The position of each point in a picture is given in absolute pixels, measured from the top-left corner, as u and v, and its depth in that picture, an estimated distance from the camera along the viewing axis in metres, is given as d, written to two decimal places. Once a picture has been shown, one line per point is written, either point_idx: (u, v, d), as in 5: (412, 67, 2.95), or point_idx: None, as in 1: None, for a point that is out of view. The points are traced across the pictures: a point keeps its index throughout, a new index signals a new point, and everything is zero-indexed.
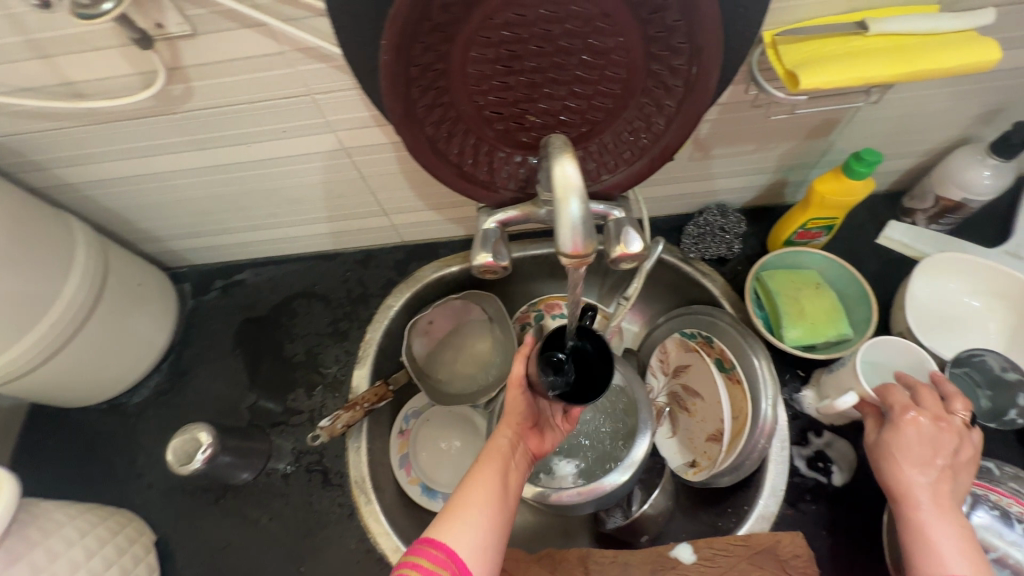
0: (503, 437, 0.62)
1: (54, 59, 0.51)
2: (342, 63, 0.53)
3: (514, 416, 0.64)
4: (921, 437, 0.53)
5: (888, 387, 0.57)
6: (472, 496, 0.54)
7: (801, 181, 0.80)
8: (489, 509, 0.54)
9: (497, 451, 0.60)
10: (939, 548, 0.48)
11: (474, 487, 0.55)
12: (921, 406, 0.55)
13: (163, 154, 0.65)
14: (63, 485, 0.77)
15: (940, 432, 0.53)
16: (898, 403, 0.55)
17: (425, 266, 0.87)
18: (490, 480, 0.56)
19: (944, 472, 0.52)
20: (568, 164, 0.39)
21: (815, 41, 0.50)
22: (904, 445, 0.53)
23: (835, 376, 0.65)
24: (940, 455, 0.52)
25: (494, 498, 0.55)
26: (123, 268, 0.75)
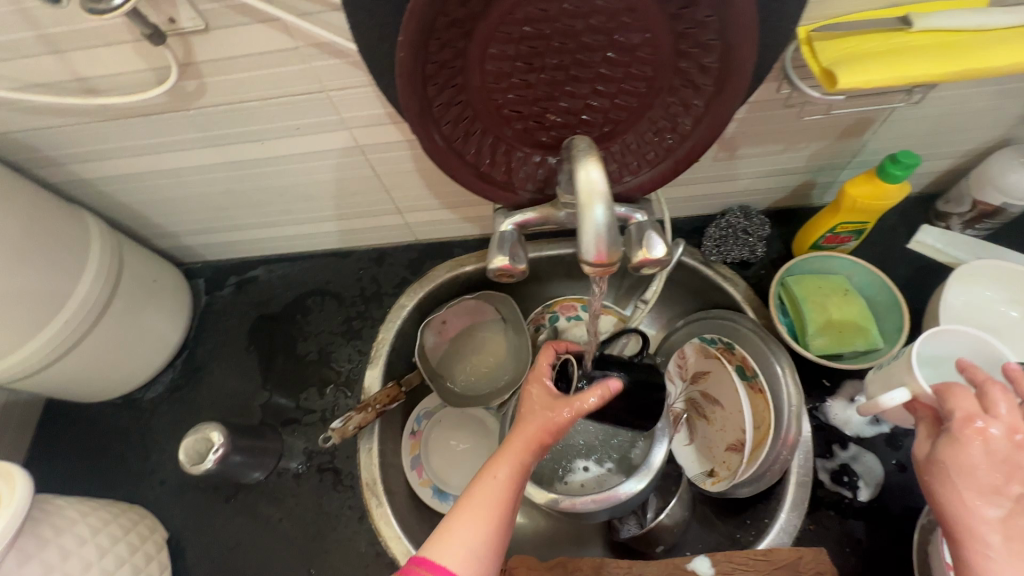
0: (523, 438, 0.51)
1: (66, 55, 0.50)
2: (357, 59, 0.52)
3: (542, 420, 0.52)
4: (989, 455, 0.43)
5: (953, 387, 0.48)
6: (472, 514, 0.47)
7: (829, 182, 0.77)
8: (490, 533, 0.46)
9: (512, 456, 0.50)
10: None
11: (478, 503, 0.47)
12: (992, 413, 0.45)
13: (176, 151, 0.64)
14: (79, 479, 0.78)
15: (1016, 450, 0.43)
16: (959, 413, 0.46)
17: (438, 265, 0.86)
18: (497, 497, 0.48)
19: (1022, 504, 0.41)
20: (594, 167, 0.37)
21: (853, 38, 0.47)
22: (964, 463, 0.44)
23: (887, 370, 0.58)
24: (1015, 478, 0.42)
25: (497, 520, 0.47)
26: (138, 264, 0.75)
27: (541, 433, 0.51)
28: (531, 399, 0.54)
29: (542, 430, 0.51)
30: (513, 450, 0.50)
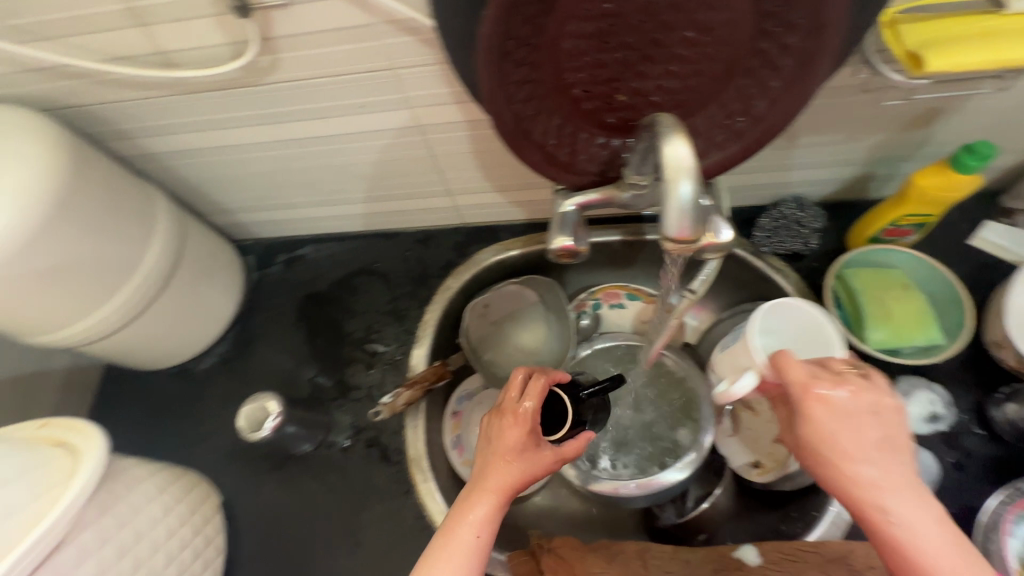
0: (491, 486, 0.50)
1: (150, 28, 0.52)
2: (429, 36, 0.52)
3: (513, 469, 0.51)
4: (844, 415, 0.41)
5: (785, 359, 0.45)
6: (442, 572, 0.44)
7: (889, 175, 0.75)
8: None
9: (482, 506, 0.48)
10: (930, 562, 0.36)
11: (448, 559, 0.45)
12: (833, 379, 0.43)
13: (242, 126, 0.66)
14: (136, 444, 0.81)
15: (884, 411, 0.41)
16: (791, 379, 0.44)
17: (484, 249, 0.86)
18: (469, 551, 0.46)
19: (883, 454, 0.40)
20: (681, 144, 0.37)
21: (939, 21, 0.46)
22: (843, 427, 0.40)
23: (733, 353, 0.59)
24: (889, 434, 0.40)
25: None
26: (198, 237, 0.77)
27: (512, 481, 0.50)
28: (495, 438, 0.53)
29: (512, 478, 0.50)
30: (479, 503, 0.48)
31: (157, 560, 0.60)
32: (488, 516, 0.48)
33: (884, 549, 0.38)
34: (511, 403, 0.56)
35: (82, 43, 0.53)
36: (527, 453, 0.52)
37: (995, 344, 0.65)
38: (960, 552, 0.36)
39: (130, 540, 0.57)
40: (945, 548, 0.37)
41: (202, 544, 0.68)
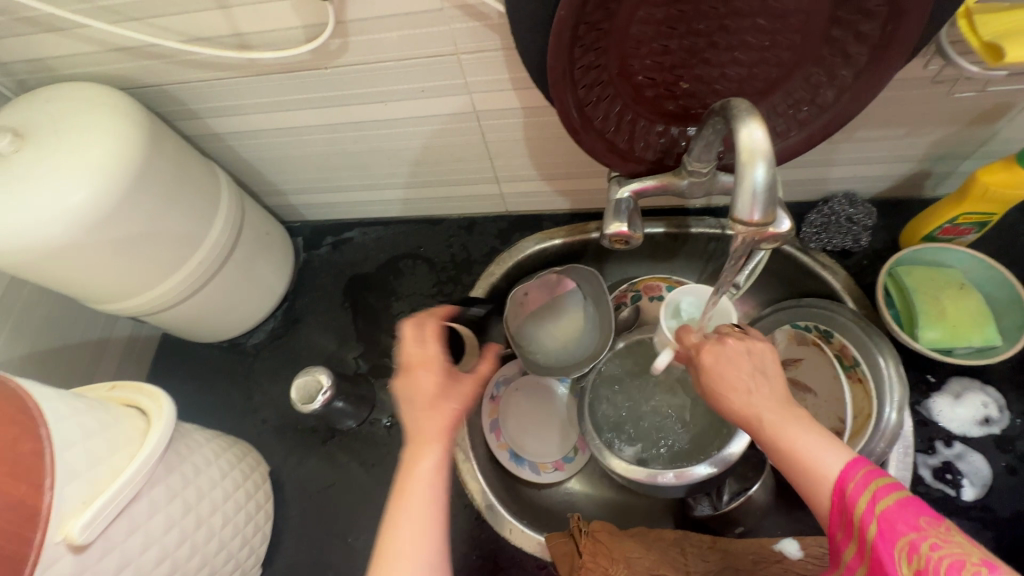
0: (433, 434, 0.51)
1: (232, 10, 0.54)
2: (497, 22, 0.53)
3: (442, 412, 0.52)
4: (724, 358, 0.53)
5: (683, 334, 0.60)
6: (409, 521, 0.46)
7: (947, 173, 0.73)
8: (436, 535, 0.46)
9: (429, 455, 0.49)
10: (813, 457, 0.44)
11: (412, 511, 0.46)
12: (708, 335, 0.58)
13: (304, 109, 0.68)
14: (190, 412, 0.85)
15: (735, 353, 0.53)
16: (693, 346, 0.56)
17: (527, 237, 0.87)
18: (432, 497, 0.47)
19: (758, 381, 0.51)
20: (756, 128, 0.37)
21: (1019, 12, 0.45)
22: (725, 367, 0.52)
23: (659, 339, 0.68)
24: (762, 367, 0.52)
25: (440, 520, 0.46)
26: (254, 216, 0.80)
27: (450, 423, 0.52)
28: (419, 390, 0.54)
29: (447, 424, 0.52)
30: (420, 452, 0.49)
31: (216, 520, 0.63)
32: (439, 461, 0.49)
33: (783, 460, 0.46)
34: (414, 354, 0.57)
35: (167, 24, 0.56)
36: (447, 395, 0.54)
37: None
38: (826, 442, 0.44)
39: (193, 499, 0.60)
40: (821, 443, 0.44)
41: (254, 509, 0.71)
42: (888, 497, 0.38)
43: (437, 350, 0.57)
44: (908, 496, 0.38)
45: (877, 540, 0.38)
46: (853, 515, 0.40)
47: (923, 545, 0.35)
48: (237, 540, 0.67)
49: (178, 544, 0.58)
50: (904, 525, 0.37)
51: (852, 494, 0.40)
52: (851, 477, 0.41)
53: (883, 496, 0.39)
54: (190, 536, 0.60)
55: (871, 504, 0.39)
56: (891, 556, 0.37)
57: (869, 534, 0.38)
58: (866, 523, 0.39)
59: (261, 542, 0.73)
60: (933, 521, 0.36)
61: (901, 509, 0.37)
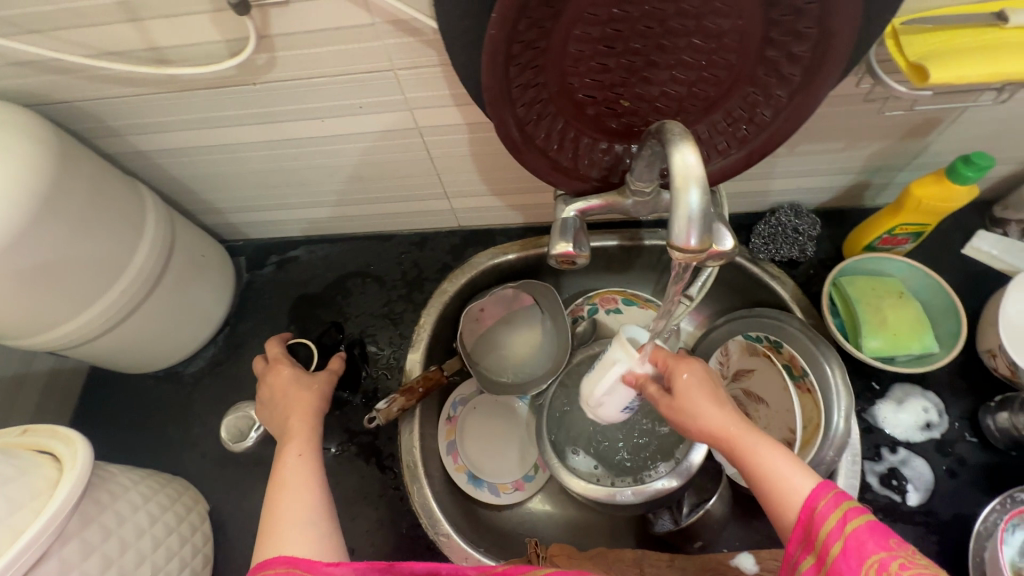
0: (299, 436, 0.59)
1: (143, 23, 0.50)
2: (432, 37, 0.51)
3: (307, 395, 0.64)
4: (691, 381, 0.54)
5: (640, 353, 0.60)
6: (285, 501, 0.52)
7: (885, 184, 0.75)
8: (311, 505, 0.52)
9: (294, 446, 0.57)
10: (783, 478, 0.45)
11: (291, 489, 0.53)
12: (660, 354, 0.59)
13: (233, 126, 0.64)
14: (121, 448, 0.79)
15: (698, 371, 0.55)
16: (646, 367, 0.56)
17: (480, 252, 0.86)
18: (303, 476, 0.54)
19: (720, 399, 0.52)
20: (689, 152, 0.37)
21: (943, 33, 0.46)
22: (689, 385, 0.53)
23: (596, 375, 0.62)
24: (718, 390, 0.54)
25: (310, 495, 0.52)
26: (187, 238, 0.75)
27: (315, 406, 0.63)
28: (274, 388, 0.66)
29: (307, 416, 0.61)
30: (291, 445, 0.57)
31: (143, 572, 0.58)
32: (308, 452, 0.57)
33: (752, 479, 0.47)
34: (264, 369, 0.68)
35: (73, 37, 0.52)
36: (301, 383, 0.65)
37: (989, 353, 0.66)
38: (794, 464, 0.46)
39: (115, 551, 0.56)
40: (789, 464, 0.46)
41: (189, 554, 0.66)
42: (857, 519, 0.39)
43: (279, 347, 0.70)
44: (875, 521, 0.39)
45: (839, 559, 0.38)
46: (820, 533, 0.40)
47: (892, 564, 0.36)
48: None
49: None
50: (873, 545, 0.38)
51: (821, 513, 0.41)
52: (821, 497, 0.42)
53: (853, 516, 0.40)
54: None
55: (841, 523, 0.40)
56: (854, 572, 0.37)
57: (833, 550, 0.39)
58: (833, 538, 0.39)
59: None
60: (902, 545, 0.37)
61: (869, 531, 0.38)
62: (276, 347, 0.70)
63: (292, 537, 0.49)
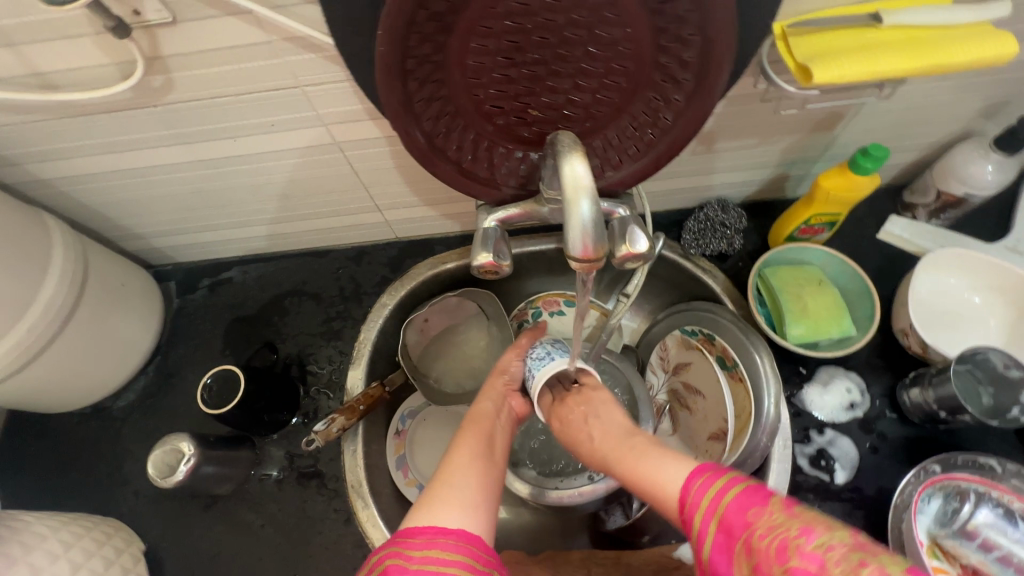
0: (482, 421, 0.56)
1: (20, 48, 0.47)
2: (333, 53, 0.50)
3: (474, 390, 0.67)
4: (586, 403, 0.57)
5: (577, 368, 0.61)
6: (458, 477, 0.47)
7: (803, 175, 0.78)
8: (479, 493, 0.46)
9: (472, 450, 0.51)
10: (662, 475, 0.43)
11: (453, 484, 0.46)
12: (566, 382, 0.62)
13: (141, 149, 0.62)
14: (44, 493, 0.75)
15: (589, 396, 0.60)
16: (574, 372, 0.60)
17: (419, 263, 0.85)
18: (470, 467, 0.48)
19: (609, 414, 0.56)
20: (578, 163, 0.38)
21: (826, 33, 0.49)
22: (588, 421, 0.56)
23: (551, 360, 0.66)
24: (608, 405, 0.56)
25: (485, 470, 0.48)
26: (103, 267, 0.72)
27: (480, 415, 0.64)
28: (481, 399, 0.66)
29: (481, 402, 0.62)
30: (499, 382, 0.63)
31: None
32: (475, 446, 0.52)
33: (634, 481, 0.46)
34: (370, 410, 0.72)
35: None
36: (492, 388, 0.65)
37: (902, 332, 0.69)
38: (673, 461, 0.44)
39: None
40: (670, 462, 0.44)
41: None
42: (726, 496, 0.37)
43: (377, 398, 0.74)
44: (738, 495, 0.36)
45: (715, 548, 0.36)
46: (695, 526, 0.38)
47: (756, 538, 0.34)
48: None
49: None
50: (742, 517, 0.35)
51: (692, 507, 0.39)
52: (694, 487, 0.39)
53: (722, 495, 0.37)
54: None
55: (708, 512, 0.37)
56: (728, 550, 0.35)
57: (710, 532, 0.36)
58: (707, 525, 0.37)
59: None
60: (775, 509, 0.35)
61: (739, 504, 0.36)
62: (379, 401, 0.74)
63: (449, 505, 0.44)
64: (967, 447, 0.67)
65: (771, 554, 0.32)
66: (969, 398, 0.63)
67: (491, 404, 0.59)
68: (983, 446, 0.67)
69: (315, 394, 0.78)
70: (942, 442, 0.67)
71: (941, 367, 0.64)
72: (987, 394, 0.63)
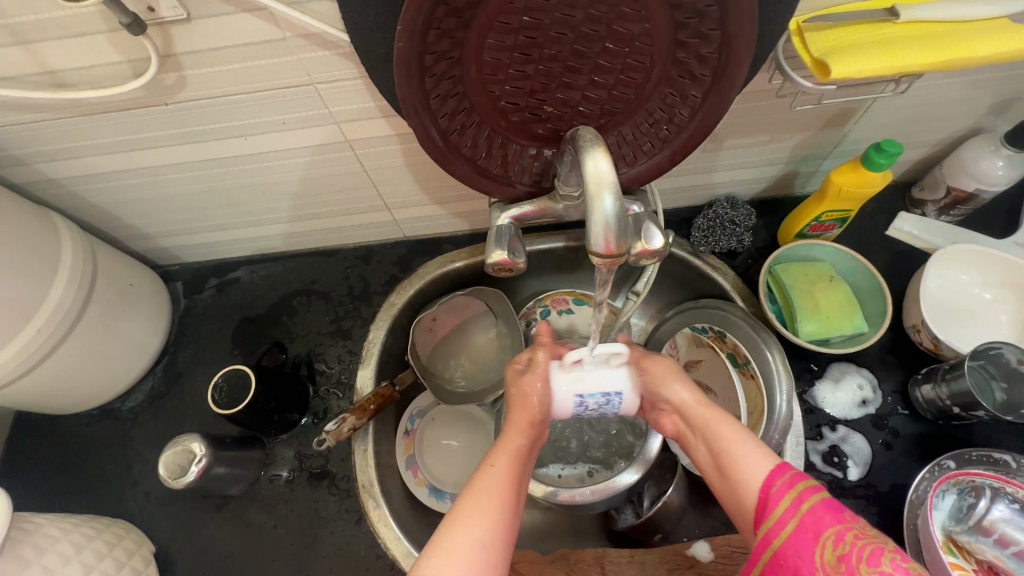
0: (507, 453, 0.53)
1: (33, 46, 0.47)
2: (347, 50, 0.50)
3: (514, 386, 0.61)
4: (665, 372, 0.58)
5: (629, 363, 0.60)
6: (478, 523, 0.44)
7: (813, 172, 0.78)
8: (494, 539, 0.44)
9: (494, 488, 0.48)
10: (746, 470, 0.48)
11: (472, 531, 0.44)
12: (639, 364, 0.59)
13: (151, 148, 0.61)
14: (53, 495, 0.74)
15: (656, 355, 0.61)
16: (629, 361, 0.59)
17: (428, 262, 0.84)
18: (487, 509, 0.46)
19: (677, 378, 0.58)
20: (601, 158, 0.38)
21: (843, 28, 0.49)
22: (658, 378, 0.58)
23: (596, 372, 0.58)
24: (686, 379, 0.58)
25: (502, 517, 0.46)
26: (112, 267, 0.71)
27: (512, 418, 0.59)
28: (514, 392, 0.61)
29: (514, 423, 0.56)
30: (523, 414, 0.57)
31: None
32: (505, 488, 0.48)
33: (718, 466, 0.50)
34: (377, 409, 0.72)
35: None
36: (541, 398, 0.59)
37: (914, 328, 0.69)
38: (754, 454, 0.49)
39: None
40: (755, 454, 0.49)
41: None
42: (813, 496, 0.42)
43: (387, 399, 0.74)
44: (829, 498, 0.42)
45: (796, 532, 0.41)
46: (776, 511, 0.43)
47: (847, 535, 0.39)
48: None
49: None
50: (831, 519, 0.40)
51: (778, 493, 0.44)
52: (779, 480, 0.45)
53: (810, 493, 0.42)
54: None
55: (796, 503, 0.42)
56: (808, 543, 0.40)
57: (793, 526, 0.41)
58: (791, 516, 0.42)
59: None
60: (855, 519, 0.40)
61: (826, 509, 0.41)
62: (387, 400, 0.74)
63: (460, 552, 0.42)
64: (979, 443, 0.67)
65: (862, 557, 0.37)
66: (982, 392, 0.63)
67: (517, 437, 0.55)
68: (996, 442, 0.67)
69: (324, 393, 0.78)
70: (955, 438, 0.67)
71: (954, 363, 0.64)
72: (1000, 387, 0.63)
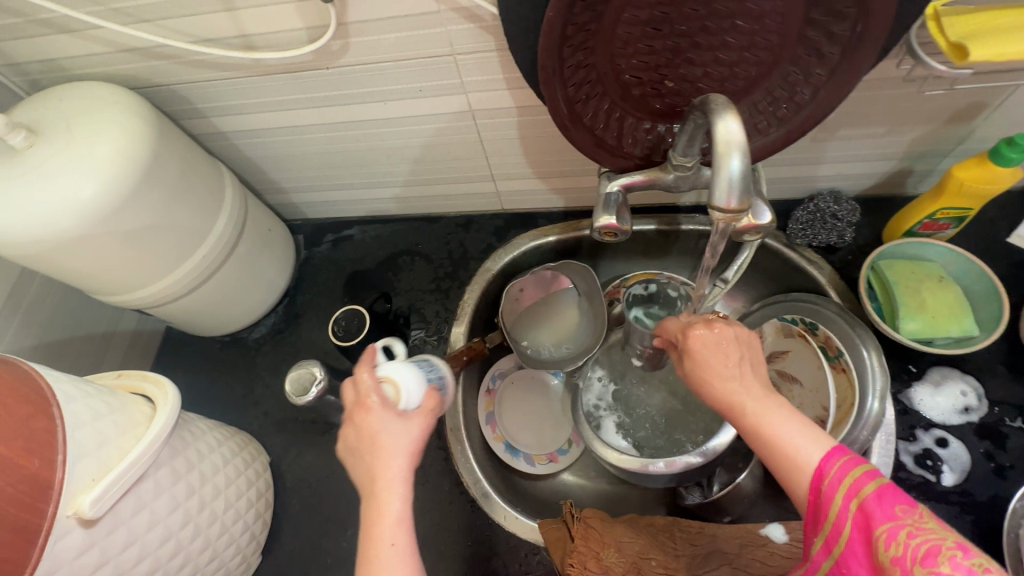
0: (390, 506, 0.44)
1: (237, 12, 0.56)
2: (491, 24, 0.56)
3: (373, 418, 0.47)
4: (713, 343, 0.51)
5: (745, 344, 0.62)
6: None
7: (929, 170, 0.76)
8: None
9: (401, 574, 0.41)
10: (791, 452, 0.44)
11: None
12: None
13: (303, 108, 0.71)
14: (191, 405, 0.86)
15: None
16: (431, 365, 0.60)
17: (522, 234, 0.90)
18: None
19: None
20: (732, 121, 0.41)
21: (983, 14, 0.48)
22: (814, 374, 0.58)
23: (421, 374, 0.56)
24: (753, 366, 0.50)
25: None
26: (257, 213, 0.83)
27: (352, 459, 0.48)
28: (361, 432, 0.47)
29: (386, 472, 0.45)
30: (398, 470, 0.45)
31: (217, 504, 0.65)
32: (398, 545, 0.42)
33: None
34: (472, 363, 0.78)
35: (177, 25, 0.59)
36: (398, 426, 0.47)
37: None
38: (801, 428, 0.44)
39: (196, 483, 0.62)
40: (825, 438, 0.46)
41: (254, 496, 0.72)
42: (867, 484, 0.39)
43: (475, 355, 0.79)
44: (886, 485, 0.38)
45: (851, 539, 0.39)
46: (831, 511, 0.40)
47: (900, 534, 0.36)
48: (238, 525, 0.69)
49: (181, 525, 0.60)
50: (880, 514, 0.37)
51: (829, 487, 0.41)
52: (829, 468, 0.41)
53: (862, 483, 0.39)
54: (194, 518, 0.61)
55: (852, 491, 0.39)
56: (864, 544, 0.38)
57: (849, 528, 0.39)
58: (840, 519, 0.39)
59: (261, 527, 0.74)
60: (910, 510, 0.37)
61: (875, 500, 0.38)
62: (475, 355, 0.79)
63: None
64: None
65: (916, 558, 0.35)
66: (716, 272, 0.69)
67: (399, 494, 0.44)
68: None
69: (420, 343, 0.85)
70: None
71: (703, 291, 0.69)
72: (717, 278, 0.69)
